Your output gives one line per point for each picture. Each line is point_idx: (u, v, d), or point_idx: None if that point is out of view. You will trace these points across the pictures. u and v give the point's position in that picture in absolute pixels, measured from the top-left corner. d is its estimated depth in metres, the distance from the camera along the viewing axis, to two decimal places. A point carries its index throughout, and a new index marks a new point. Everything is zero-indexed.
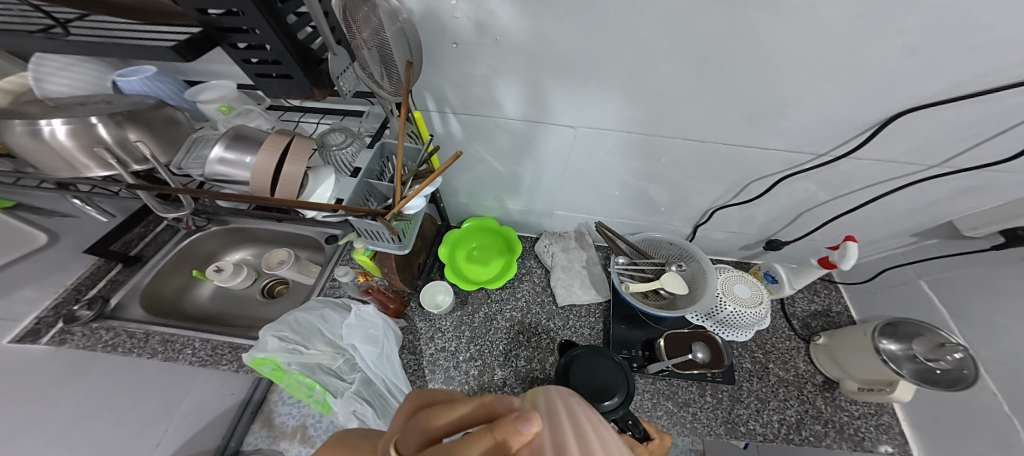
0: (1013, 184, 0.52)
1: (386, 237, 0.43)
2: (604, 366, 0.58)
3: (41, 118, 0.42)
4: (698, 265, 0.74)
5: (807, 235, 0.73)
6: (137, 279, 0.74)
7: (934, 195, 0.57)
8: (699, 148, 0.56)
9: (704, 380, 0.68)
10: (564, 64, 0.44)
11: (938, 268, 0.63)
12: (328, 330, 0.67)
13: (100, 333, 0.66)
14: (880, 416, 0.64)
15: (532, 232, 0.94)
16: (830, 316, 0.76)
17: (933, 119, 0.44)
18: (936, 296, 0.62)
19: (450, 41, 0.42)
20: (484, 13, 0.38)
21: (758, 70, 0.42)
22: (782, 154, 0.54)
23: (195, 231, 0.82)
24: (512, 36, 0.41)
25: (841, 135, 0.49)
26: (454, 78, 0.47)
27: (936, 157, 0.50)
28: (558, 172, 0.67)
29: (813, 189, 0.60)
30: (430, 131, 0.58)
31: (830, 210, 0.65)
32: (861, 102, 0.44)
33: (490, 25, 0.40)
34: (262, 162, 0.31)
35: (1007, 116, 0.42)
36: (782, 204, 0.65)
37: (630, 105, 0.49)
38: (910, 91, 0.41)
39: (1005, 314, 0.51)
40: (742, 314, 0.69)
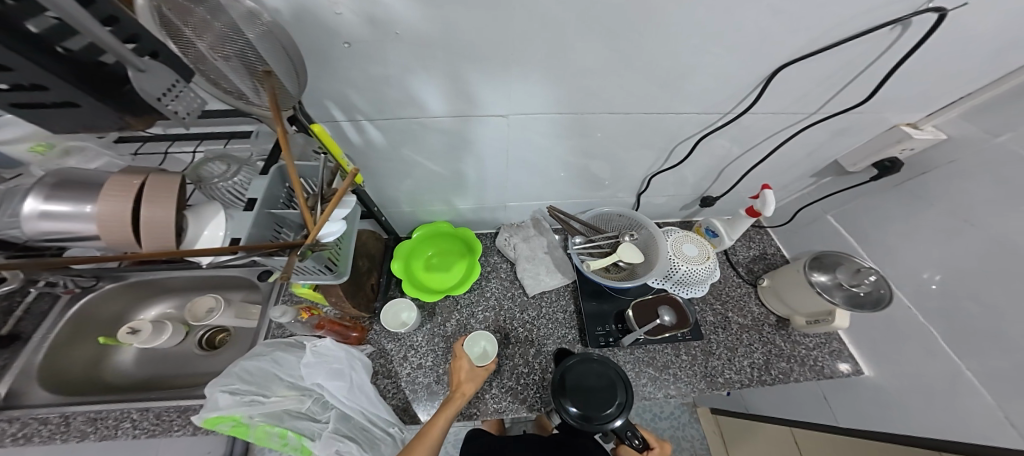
0: (876, 123, 0.57)
1: (315, 269, 0.40)
2: (595, 370, 0.62)
3: None
4: (648, 233, 0.76)
5: (732, 187, 0.76)
6: (26, 361, 0.62)
7: (819, 138, 0.61)
8: (624, 120, 0.56)
9: (676, 341, 0.73)
10: (473, 52, 0.41)
11: (837, 203, 0.70)
12: (287, 372, 0.61)
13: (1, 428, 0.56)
14: (830, 343, 0.71)
15: (489, 228, 0.93)
16: (768, 257, 0.82)
17: (803, 72, 0.46)
18: (842, 227, 0.68)
19: (341, 41, 0.37)
20: (370, 3, 0.33)
21: (663, 38, 0.42)
22: (696, 117, 0.55)
23: (82, 293, 0.69)
24: (414, 26, 0.37)
25: (737, 95, 0.50)
26: (355, 81, 0.42)
27: (814, 104, 0.52)
28: (501, 164, 0.65)
29: (728, 144, 0.62)
30: (344, 142, 0.53)
31: (744, 163, 0.68)
32: (751, 62, 0.45)
33: (381, 16, 0.35)
34: (109, 207, 0.26)
35: (853, 66, 0.45)
36: (705, 163, 0.68)
37: (551, 88, 0.49)
38: (783, 50, 0.43)
39: (905, 235, 0.58)
40: (694, 271, 0.73)
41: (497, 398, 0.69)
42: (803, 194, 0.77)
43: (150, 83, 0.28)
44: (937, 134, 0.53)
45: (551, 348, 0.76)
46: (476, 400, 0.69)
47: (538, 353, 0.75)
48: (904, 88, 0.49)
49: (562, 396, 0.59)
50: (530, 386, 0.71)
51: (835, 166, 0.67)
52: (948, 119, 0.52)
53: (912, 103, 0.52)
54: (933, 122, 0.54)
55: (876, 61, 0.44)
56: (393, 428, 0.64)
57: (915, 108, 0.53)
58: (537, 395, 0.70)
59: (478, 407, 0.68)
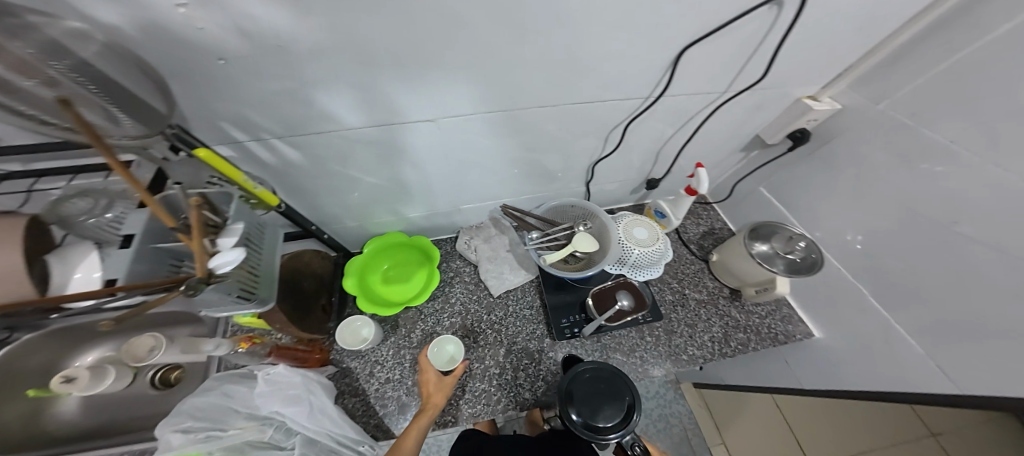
0: (783, 96, 0.58)
1: (228, 300, 0.38)
2: (602, 383, 0.59)
3: None
4: (601, 221, 0.77)
5: (671, 168, 0.77)
6: None
7: (738, 115, 0.62)
8: (556, 112, 0.56)
9: (639, 324, 0.74)
10: (382, 62, 0.40)
11: (765, 175, 0.73)
12: (242, 404, 0.59)
13: None
14: (782, 310, 0.73)
15: (448, 233, 0.92)
16: (716, 232, 0.84)
17: (702, 54, 0.48)
18: (775, 198, 0.72)
19: (212, 57, 0.34)
20: (241, 18, 0.31)
21: (571, 29, 0.42)
22: (621, 103, 0.56)
23: None
24: (307, 43, 0.35)
25: (650, 79, 0.52)
26: (250, 98, 0.40)
27: (722, 83, 0.54)
28: (444, 169, 0.65)
29: (658, 127, 0.63)
30: (258, 165, 0.52)
31: (675, 144, 0.70)
32: (656, 44, 0.45)
33: (255, 30, 0.32)
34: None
35: (745, 45, 0.47)
36: (638, 148, 0.69)
37: (475, 90, 0.48)
38: (684, 30, 0.44)
39: (827, 199, 0.61)
40: (645, 254, 0.74)
41: (471, 401, 0.70)
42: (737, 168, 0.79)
43: None
44: (833, 104, 0.55)
45: (520, 346, 0.76)
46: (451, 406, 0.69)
47: (508, 352, 0.75)
48: (798, 62, 0.50)
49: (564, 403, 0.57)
50: (503, 386, 0.71)
51: (758, 140, 0.69)
52: (841, 91, 0.54)
53: (808, 77, 0.54)
54: (829, 93, 0.56)
55: (764, 38, 0.46)
56: (361, 446, 0.64)
57: (812, 79, 0.54)
58: (514, 394, 0.70)
59: (453, 413, 0.68)
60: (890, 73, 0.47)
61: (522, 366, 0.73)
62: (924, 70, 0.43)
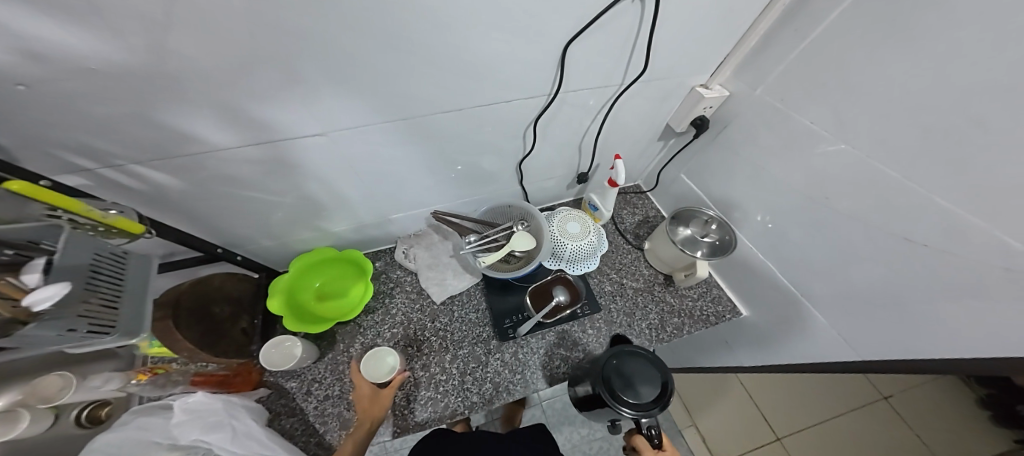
0: (679, 86, 0.62)
1: (83, 338, 0.37)
2: (642, 367, 0.56)
3: None
4: (535, 219, 0.76)
5: (593, 160, 0.77)
6: None
7: (642, 105, 0.64)
8: (460, 116, 0.56)
9: (580, 319, 0.75)
10: (239, 78, 0.39)
11: (685, 161, 0.76)
12: (161, 433, 0.55)
13: None
14: (712, 290, 0.77)
15: (388, 243, 0.90)
16: (651, 220, 0.86)
17: (583, 47, 0.48)
18: (694, 184, 0.76)
19: (7, 84, 0.31)
20: (55, 51, 0.30)
21: (441, 34, 0.41)
22: (523, 102, 0.56)
23: None
24: (142, 68, 0.34)
25: (543, 76, 0.51)
26: (86, 127, 0.38)
27: (616, 76, 0.55)
28: (359, 181, 0.64)
29: (568, 124, 0.64)
30: (136, 192, 0.50)
31: (590, 138, 0.70)
32: (534, 41, 0.45)
33: (78, 62, 0.32)
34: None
35: (623, 36, 0.48)
36: (559, 144, 0.69)
37: (361, 100, 0.47)
38: (557, 27, 0.43)
39: (743, 178, 0.63)
40: (575, 249, 0.73)
41: (418, 409, 0.69)
42: (662, 156, 0.81)
43: None
44: (722, 91, 0.61)
45: (465, 350, 0.76)
46: (393, 417, 0.68)
47: (454, 357, 0.75)
48: (671, 49, 0.52)
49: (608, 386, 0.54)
50: (448, 391, 0.71)
51: (670, 128, 0.73)
52: (727, 78, 0.60)
53: (694, 63, 0.57)
54: (717, 80, 0.62)
55: (636, 30, 0.47)
56: None
57: (700, 67, 0.59)
58: (462, 399, 0.70)
59: (399, 424, 0.67)
60: (759, 60, 0.53)
61: (469, 370, 0.73)
62: (784, 55, 0.50)
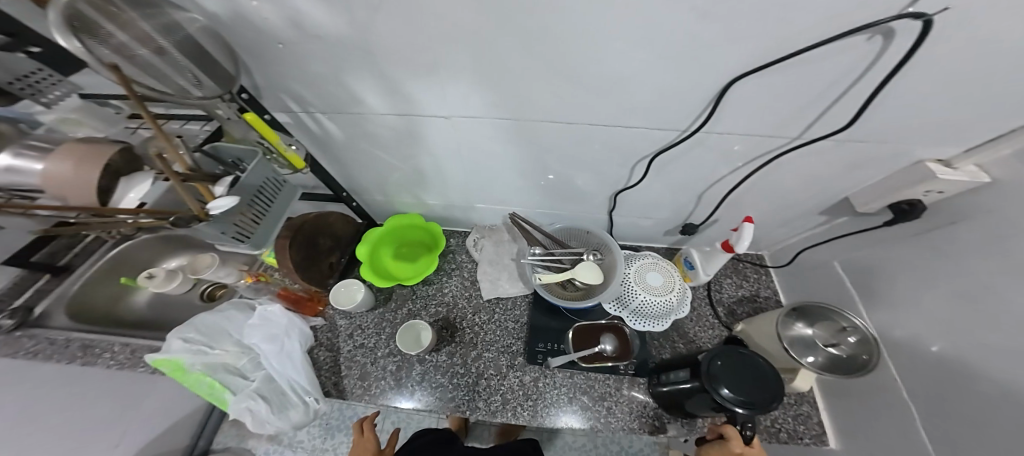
0: (892, 155, 0.47)
1: (228, 240, 0.47)
2: (751, 368, 0.50)
3: None
4: (612, 255, 0.69)
5: (715, 213, 0.68)
6: (63, 288, 0.78)
7: (814, 167, 0.52)
8: (569, 130, 0.52)
9: (617, 374, 0.68)
10: (394, 54, 0.42)
11: (846, 247, 0.59)
12: (236, 330, 0.70)
13: (22, 341, 0.71)
14: (799, 406, 0.63)
15: (465, 227, 0.93)
16: (757, 301, 0.73)
17: (762, 87, 0.39)
18: (851, 281, 0.58)
19: (275, 42, 0.41)
20: (289, 11, 0.37)
21: (592, 45, 0.37)
22: (650, 133, 0.49)
23: (122, 239, 0.85)
24: (333, 32, 0.40)
25: (689, 110, 0.44)
26: (298, 77, 0.47)
27: (793, 128, 0.45)
28: (459, 165, 0.66)
29: (710, 168, 0.55)
30: (305, 130, 0.59)
31: (721, 188, 0.60)
32: (689, 73, 0.39)
33: (298, 23, 0.38)
34: (53, 166, 0.40)
35: (829, 82, 0.37)
36: (689, 186, 0.61)
37: (483, 88, 0.47)
38: (729, 61, 0.36)
39: (907, 287, 0.48)
40: (652, 303, 0.66)
41: (427, 392, 0.71)
42: (815, 233, 0.66)
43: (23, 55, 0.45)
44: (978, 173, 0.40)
45: (490, 355, 0.74)
46: (403, 389, 0.71)
47: (478, 356, 0.74)
48: (883, 116, 0.40)
49: (714, 381, 0.48)
50: (458, 388, 0.70)
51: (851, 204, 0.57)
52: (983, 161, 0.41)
53: (933, 136, 0.42)
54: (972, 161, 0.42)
55: (858, 79, 0.36)
56: (309, 397, 0.69)
57: (941, 140, 0.43)
58: (470, 402, 0.68)
59: (404, 397, 0.71)
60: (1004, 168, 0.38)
61: (485, 375, 0.72)
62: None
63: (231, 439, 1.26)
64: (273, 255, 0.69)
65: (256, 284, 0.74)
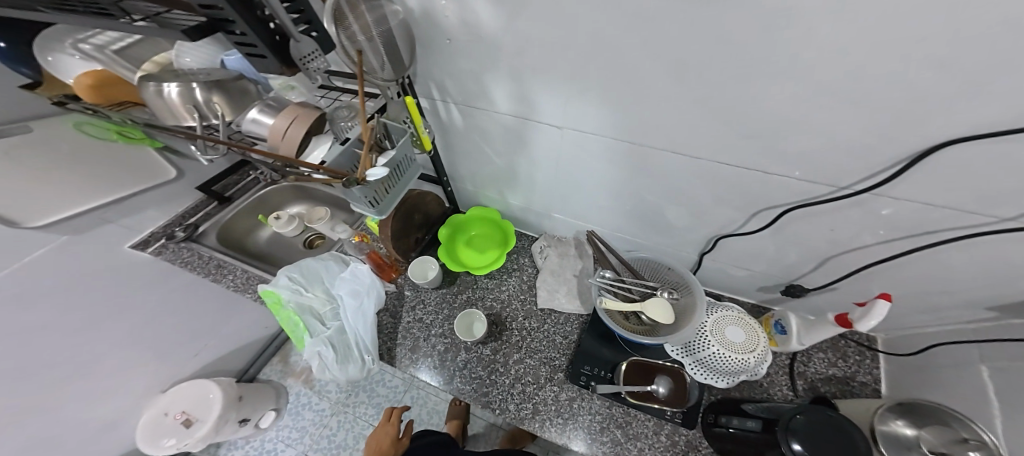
0: None
1: (362, 201, 0.52)
2: (844, 445, 0.41)
3: (165, 81, 0.52)
4: (693, 298, 0.64)
5: (834, 287, 0.60)
6: (221, 215, 1.02)
7: (1007, 259, 0.41)
8: (692, 164, 0.49)
9: (664, 419, 0.62)
10: (538, 66, 0.46)
11: (1011, 354, 0.41)
12: (328, 279, 0.81)
13: (183, 251, 0.93)
14: None
15: (534, 232, 0.95)
16: (849, 385, 0.60)
17: (990, 158, 0.32)
18: (996, 388, 0.41)
19: (445, 38, 0.49)
20: (467, 13, 0.44)
21: (761, 80, 0.34)
22: (794, 184, 0.45)
23: (269, 183, 1.11)
24: (490, 31, 0.45)
25: (865, 166, 0.38)
26: (451, 70, 0.55)
27: (1009, 208, 0.35)
28: (551, 173, 0.67)
29: (850, 236, 0.49)
30: (435, 116, 0.68)
31: (849, 262, 0.54)
32: (889, 125, 0.33)
33: (469, 22, 0.45)
34: (275, 122, 0.47)
35: None
36: (808, 245, 0.55)
37: (609, 109, 0.46)
38: (951, 120, 0.30)
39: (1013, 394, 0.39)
40: (726, 359, 0.58)
41: (465, 379, 0.74)
42: (959, 329, 0.51)
43: (301, 47, 0.43)
44: None
45: (531, 362, 0.74)
46: (446, 370, 0.75)
47: (520, 360, 0.75)
48: None
49: (790, 435, 0.43)
50: (492, 385, 0.72)
51: None
52: None
53: None
54: None
55: None
56: (369, 357, 0.75)
57: None
58: (503, 402, 0.70)
59: (445, 377, 0.75)
60: None
61: (523, 380, 0.72)
62: None
63: (275, 375, 1.40)
64: (376, 221, 0.81)
65: (360, 243, 0.87)
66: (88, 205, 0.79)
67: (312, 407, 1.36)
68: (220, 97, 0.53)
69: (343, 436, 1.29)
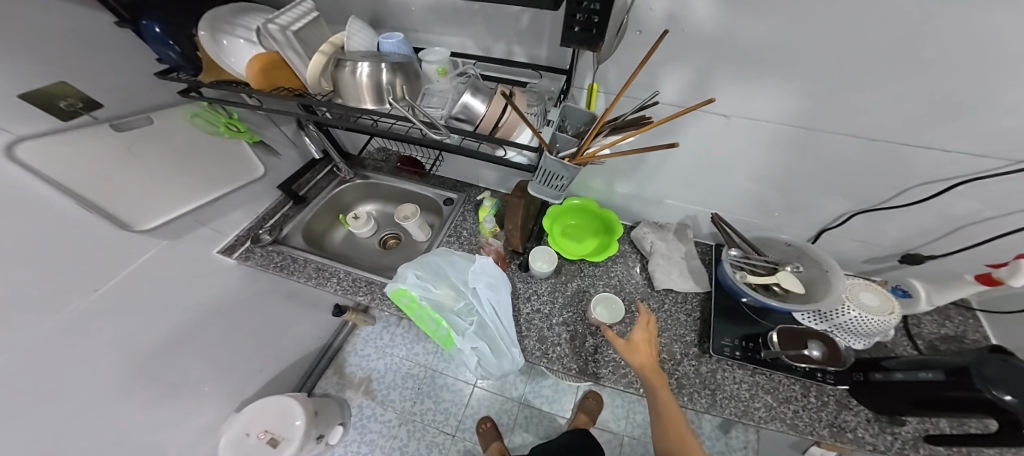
0: None
1: (553, 186, 0.58)
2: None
3: (357, 62, 0.56)
4: (818, 269, 0.75)
5: (955, 253, 0.70)
6: (302, 216, 0.97)
7: None
8: (866, 146, 0.57)
9: (810, 379, 0.66)
10: (743, 58, 0.52)
11: None
12: (455, 275, 0.80)
13: (272, 254, 0.86)
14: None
15: (628, 220, 1.00)
16: (965, 342, 0.71)
17: None
18: None
19: (635, 29, 0.54)
20: (679, 7, 0.49)
21: (971, 69, 0.43)
22: (966, 159, 0.53)
23: (346, 181, 1.07)
24: (700, 27, 0.51)
25: None
26: (623, 59, 0.60)
27: None
28: (689, 157, 0.73)
29: (976, 207, 0.60)
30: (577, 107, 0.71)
31: (980, 231, 0.64)
32: None
33: (679, 17, 0.50)
34: (491, 109, 0.54)
35: None
36: (929, 219, 0.66)
37: (804, 98, 0.54)
38: None
39: None
40: (867, 321, 0.66)
41: (599, 363, 0.73)
42: None
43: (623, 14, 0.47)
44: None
45: (663, 341, 0.76)
46: (580, 357, 0.74)
47: None
48: None
49: (992, 386, 0.43)
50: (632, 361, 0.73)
51: None
52: None
53: None
54: None
55: None
56: (514, 348, 0.73)
57: None
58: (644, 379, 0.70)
59: (581, 363, 0.73)
60: None
61: (659, 358, 0.73)
62: None
63: (332, 388, 1.31)
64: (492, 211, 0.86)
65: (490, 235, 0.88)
66: (184, 208, 0.74)
67: (378, 419, 1.25)
68: (401, 80, 0.58)
69: (415, 447, 1.19)
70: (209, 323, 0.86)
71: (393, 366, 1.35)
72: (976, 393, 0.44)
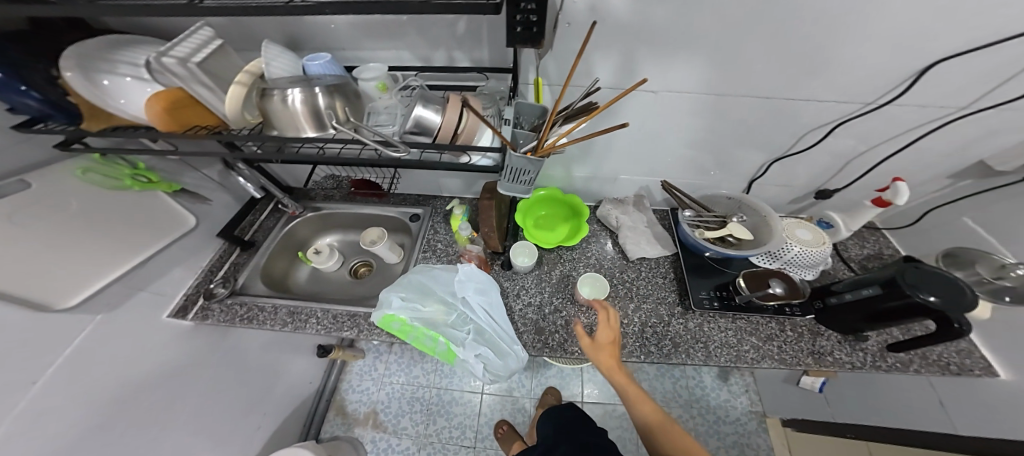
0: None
1: (521, 182, 0.59)
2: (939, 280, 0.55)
3: (286, 88, 0.51)
4: (759, 217, 0.86)
5: (855, 182, 0.84)
6: (255, 261, 0.88)
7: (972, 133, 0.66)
8: (763, 104, 0.67)
9: (782, 314, 0.76)
10: (658, 43, 0.58)
11: None
12: (441, 288, 0.79)
13: (234, 308, 0.78)
14: (960, 344, 0.70)
15: (591, 201, 1.06)
16: (884, 257, 0.87)
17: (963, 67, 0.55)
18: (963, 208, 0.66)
19: (565, 22, 0.57)
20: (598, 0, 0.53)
21: (831, 31, 0.53)
22: (836, 105, 0.65)
23: (297, 216, 0.99)
24: (622, 17, 0.55)
25: (887, 86, 0.60)
26: (558, 51, 0.62)
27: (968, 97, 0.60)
28: (634, 137, 0.79)
29: (851, 143, 0.73)
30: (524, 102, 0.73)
31: (867, 161, 0.78)
32: (899, 53, 0.55)
33: (601, 9, 0.55)
34: (447, 118, 0.53)
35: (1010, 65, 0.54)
36: (828, 159, 0.79)
37: (709, 69, 0.62)
38: (935, 47, 0.53)
39: None
40: (806, 254, 0.79)
41: None
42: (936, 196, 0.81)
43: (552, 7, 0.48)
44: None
45: (648, 306, 0.82)
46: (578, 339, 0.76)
47: (637, 308, 0.82)
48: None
49: (919, 290, 0.54)
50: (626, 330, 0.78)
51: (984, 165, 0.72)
52: None
53: None
54: None
55: None
56: (517, 346, 0.74)
57: None
58: (639, 342, 0.76)
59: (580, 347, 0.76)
60: None
61: (649, 323, 0.79)
62: None
63: (338, 429, 1.26)
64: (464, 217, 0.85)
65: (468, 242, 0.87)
66: (107, 279, 0.63)
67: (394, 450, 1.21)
68: (341, 101, 0.55)
69: None
70: (185, 398, 0.77)
71: (396, 395, 1.31)
72: (908, 299, 0.55)
